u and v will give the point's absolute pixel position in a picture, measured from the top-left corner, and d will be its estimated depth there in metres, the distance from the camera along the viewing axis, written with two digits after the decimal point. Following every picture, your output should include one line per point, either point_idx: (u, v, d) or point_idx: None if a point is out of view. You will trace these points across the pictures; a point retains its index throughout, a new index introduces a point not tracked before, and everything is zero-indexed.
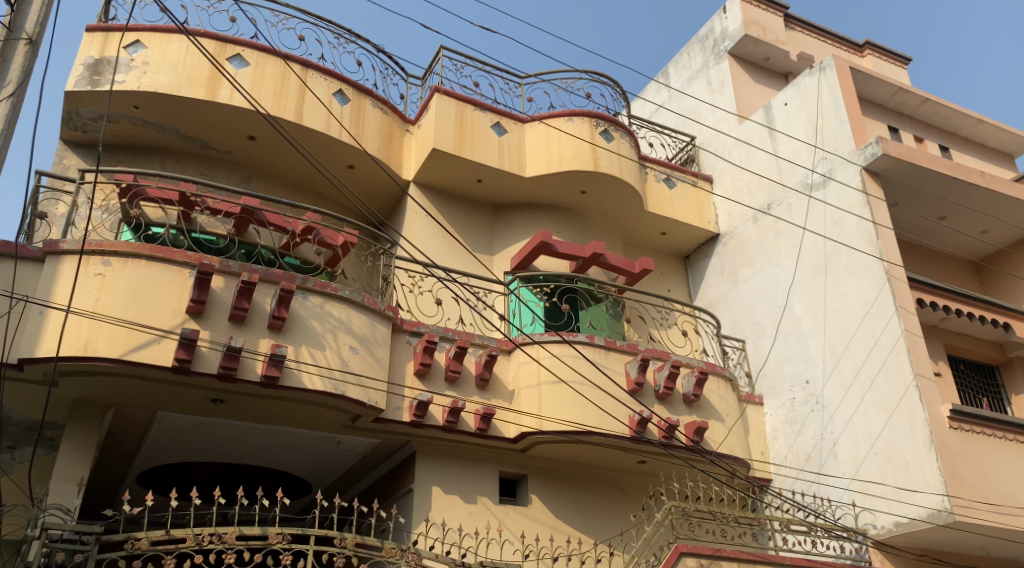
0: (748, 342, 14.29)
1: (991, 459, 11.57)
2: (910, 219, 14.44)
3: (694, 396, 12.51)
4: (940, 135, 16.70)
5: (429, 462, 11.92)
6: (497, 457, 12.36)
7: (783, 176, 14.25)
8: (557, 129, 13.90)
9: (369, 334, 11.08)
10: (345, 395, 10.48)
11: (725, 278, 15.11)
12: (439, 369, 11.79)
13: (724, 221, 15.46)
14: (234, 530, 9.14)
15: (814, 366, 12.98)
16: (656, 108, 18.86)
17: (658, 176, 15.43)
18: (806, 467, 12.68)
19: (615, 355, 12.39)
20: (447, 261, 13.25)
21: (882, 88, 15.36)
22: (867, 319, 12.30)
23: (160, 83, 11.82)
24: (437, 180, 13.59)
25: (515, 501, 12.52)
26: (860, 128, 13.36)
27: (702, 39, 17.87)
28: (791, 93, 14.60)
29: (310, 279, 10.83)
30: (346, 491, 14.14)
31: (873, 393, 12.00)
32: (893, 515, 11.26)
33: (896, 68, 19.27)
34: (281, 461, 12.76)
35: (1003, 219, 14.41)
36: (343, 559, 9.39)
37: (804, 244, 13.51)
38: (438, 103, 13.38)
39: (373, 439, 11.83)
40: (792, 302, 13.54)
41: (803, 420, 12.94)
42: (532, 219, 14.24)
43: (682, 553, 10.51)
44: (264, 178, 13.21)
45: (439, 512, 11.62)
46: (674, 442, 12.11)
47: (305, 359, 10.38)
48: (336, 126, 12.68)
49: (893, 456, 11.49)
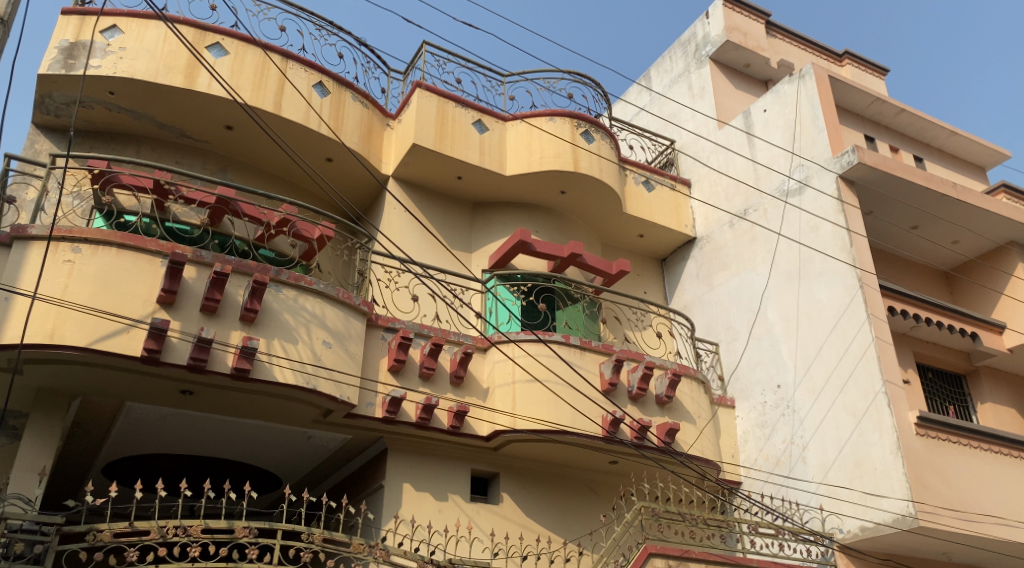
0: (721, 345, 14.40)
1: (955, 466, 11.76)
2: (884, 228, 14.63)
3: (667, 398, 12.58)
4: (915, 146, 16.94)
5: (401, 459, 11.88)
6: (470, 455, 12.34)
7: (760, 181, 14.38)
8: (538, 128, 13.89)
9: (343, 329, 11.01)
10: (316, 389, 10.40)
11: (701, 281, 15.21)
12: (413, 365, 11.75)
13: (701, 225, 15.57)
14: (199, 523, 9.00)
15: (785, 371, 13.12)
16: (636, 111, 18.93)
17: (637, 179, 15.49)
18: (776, 471, 12.84)
19: (590, 355, 12.42)
20: (424, 258, 13.20)
21: (859, 97, 15.55)
22: (839, 325, 12.44)
23: (136, 69, 11.65)
24: (416, 175, 13.53)
25: (486, 499, 12.51)
26: (836, 136, 13.49)
27: (684, 44, 17.96)
28: (770, 100, 14.72)
29: (284, 272, 10.72)
30: (315, 486, 14.05)
31: (843, 398, 12.14)
32: (860, 519, 11.43)
33: (874, 78, 19.52)
34: (250, 454, 12.63)
35: (973, 231, 14.65)
36: (310, 554, 9.28)
37: (779, 249, 13.65)
38: (419, 99, 13.31)
39: (345, 434, 11.76)
40: (765, 307, 13.68)
41: (774, 424, 13.08)
42: (511, 218, 14.23)
43: (651, 554, 10.56)
44: (240, 168, 13.07)
45: (409, 509, 11.58)
46: (646, 443, 12.16)
47: (277, 352, 10.29)
48: (315, 118, 12.57)
49: (861, 462, 11.65)
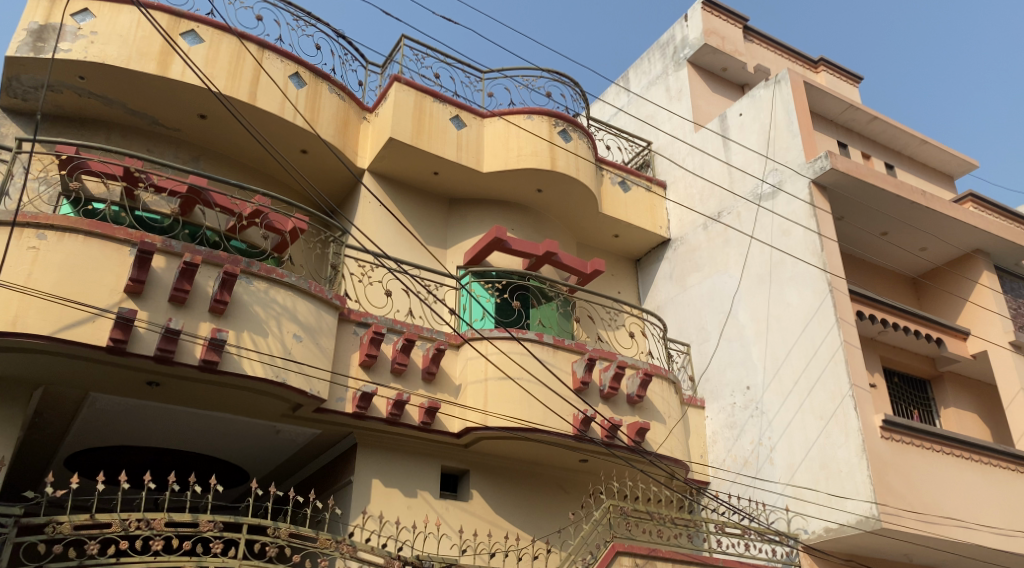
0: (692, 346, 14.51)
1: (919, 469, 11.96)
2: (855, 234, 14.84)
3: (638, 397, 12.65)
4: (886, 153, 17.18)
5: (371, 454, 11.82)
6: (440, 451, 12.31)
7: (734, 185, 14.51)
8: (516, 126, 13.88)
9: (314, 323, 10.91)
10: (286, 383, 10.31)
11: (674, 282, 15.32)
12: (385, 361, 11.69)
13: (676, 227, 15.67)
14: (163, 516, 8.82)
15: (755, 373, 13.25)
16: (614, 112, 19.00)
17: (613, 179, 15.54)
18: (743, 471, 12.99)
19: (563, 354, 12.43)
20: (399, 253, 13.14)
21: (833, 104, 15.74)
22: (809, 328, 12.58)
23: (108, 55, 11.43)
24: (392, 170, 13.46)
25: (456, 496, 12.51)
26: (810, 141, 13.63)
27: (663, 46, 18.04)
28: (746, 104, 14.85)
29: (255, 264, 10.60)
30: (283, 480, 13.94)
31: (811, 401, 12.29)
32: (824, 520, 11.58)
33: (848, 86, 19.77)
34: (216, 448, 12.49)
35: (941, 238, 14.90)
36: (275, 549, 9.14)
37: (751, 252, 13.80)
38: (396, 93, 13.24)
39: (314, 429, 11.67)
40: (736, 309, 13.81)
41: (742, 425, 13.22)
42: (486, 215, 14.21)
43: (618, 553, 10.61)
44: (213, 158, 12.90)
45: (378, 505, 11.52)
46: (616, 442, 12.22)
47: (246, 344, 10.18)
48: (291, 110, 12.45)
49: (827, 464, 11.80)
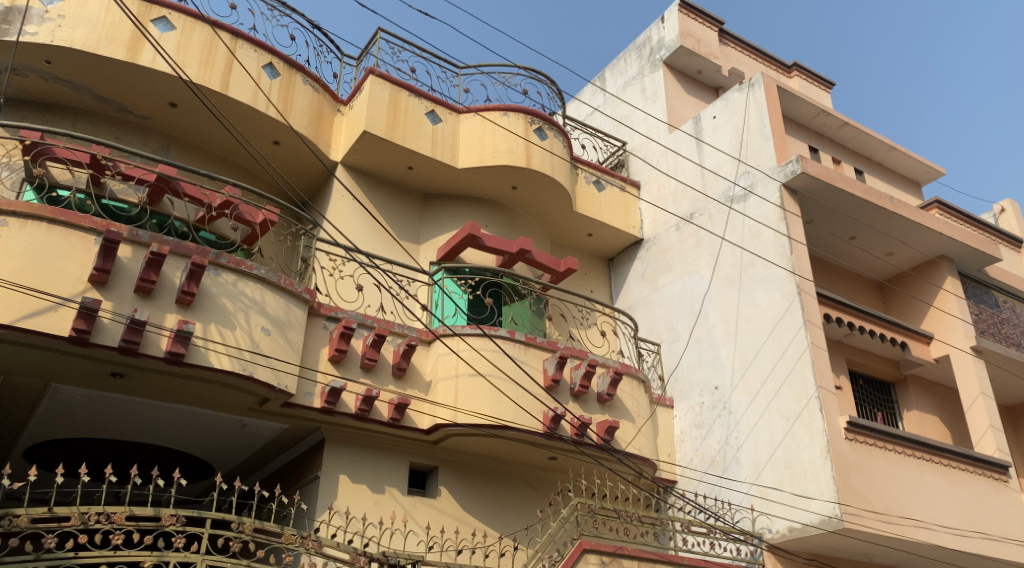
0: (662, 346, 14.62)
1: (881, 470, 12.15)
2: (823, 238, 15.04)
3: (608, 396, 12.70)
4: (856, 158, 17.43)
5: (339, 450, 11.74)
6: (409, 448, 12.26)
7: (707, 187, 14.64)
8: (492, 122, 13.86)
9: (283, 317, 10.80)
10: (253, 377, 10.20)
11: (646, 282, 15.41)
12: (355, 356, 11.62)
13: (649, 227, 15.76)
14: (124, 510, 8.65)
15: (723, 373, 13.38)
16: (590, 111, 19.04)
17: (588, 178, 15.57)
18: (710, 471, 13.13)
19: (534, 351, 12.44)
20: (371, 247, 13.06)
21: (805, 109, 15.92)
22: (776, 330, 12.71)
23: (76, 39, 11.20)
24: (367, 163, 13.36)
25: (424, 492, 12.47)
26: (782, 145, 13.78)
27: (639, 47, 18.11)
28: (720, 106, 14.97)
29: (224, 256, 10.46)
30: (248, 475, 13.79)
31: (777, 401, 12.43)
32: (788, 520, 11.74)
33: (820, 91, 20.02)
34: (181, 441, 12.32)
35: (908, 244, 15.14)
36: (239, 544, 8.99)
37: (722, 254, 13.93)
38: (372, 86, 13.14)
39: (281, 424, 11.56)
40: (706, 310, 13.94)
41: (710, 425, 13.34)
42: (460, 211, 14.17)
43: (585, 551, 10.63)
44: (183, 147, 12.70)
45: (345, 501, 11.44)
46: (586, 440, 12.25)
47: (213, 337, 10.04)
48: (263, 100, 12.30)
49: (792, 464, 11.95)
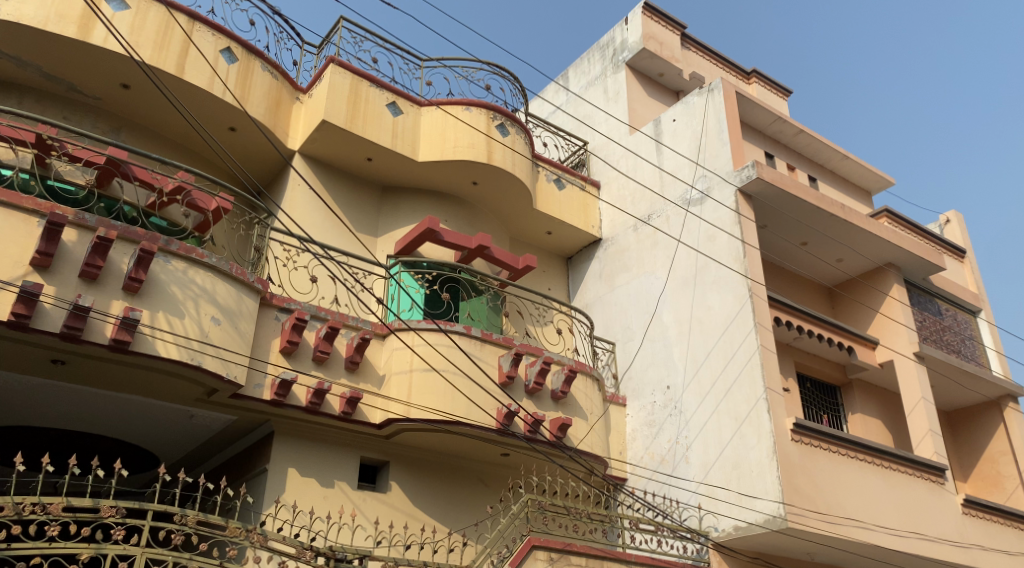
0: (617, 345, 14.74)
1: (826, 471, 12.41)
2: (776, 243, 15.32)
3: (562, 393, 12.75)
4: (810, 166, 17.78)
5: (288, 443, 11.58)
6: (360, 442, 12.16)
7: (665, 189, 14.80)
8: (453, 116, 13.78)
9: (234, 306, 10.59)
10: (201, 366, 9.98)
11: (603, 281, 15.52)
12: (307, 348, 11.46)
13: (607, 227, 15.87)
14: (61, 500, 8.30)
15: (675, 373, 13.54)
16: (552, 110, 19.07)
17: (549, 176, 15.59)
18: (660, 469, 13.29)
19: (490, 348, 12.42)
20: (327, 239, 12.91)
21: (763, 115, 16.18)
22: (728, 332, 12.90)
23: (24, 14, 10.82)
24: (326, 153, 13.19)
25: (374, 487, 12.37)
26: (738, 150, 13.98)
27: (603, 47, 18.20)
28: (680, 110, 15.12)
29: (174, 242, 10.21)
30: (193, 467, 13.50)
31: (727, 402, 12.61)
32: (734, 519, 11.93)
33: (778, 99, 20.37)
34: (124, 431, 12.02)
35: (858, 251, 15.50)
36: (182, 538, 8.73)
37: (677, 255, 14.10)
38: (332, 75, 12.98)
39: (229, 415, 11.36)
40: (661, 310, 14.09)
41: (661, 423, 13.51)
42: (419, 205, 14.07)
43: (534, 547, 10.56)
44: (135, 130, 12.37)
45: (293, 494, 11.29)
46: (538, 437, 12.28)
47: (161, 325, 9.80)
48: (220, 86, 12.04)
49: (739, 464, 12.15)
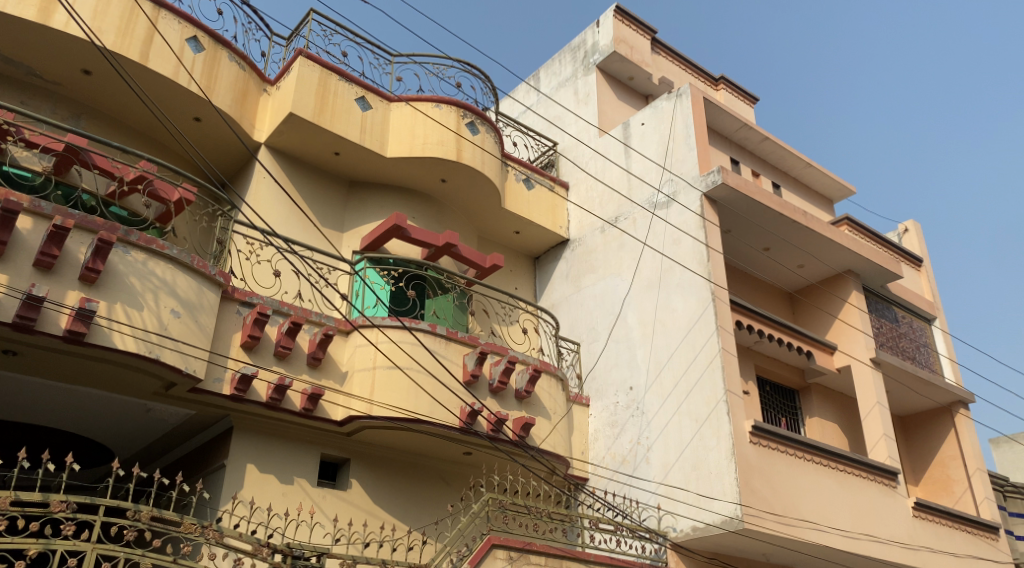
0: (582, 345, 14.81)
1: (783, 473, 12.60)
2: (740, 248, 15.53)
3: (526, 393, 12.78)
4: (774, 173, 18.05)
5: (247, 438, 11.44)
6: (321, 439, 12.05)
7: (632, 192, 14.91)
8: (423, 113, 13.73)
9: (194, 299, 10.41)
10: (160, 360, 9.80)
11: (569, 282, 15.58)
12: (269, 343, 11.33)
13: (574, 228, 15.94)
14: (8, 494, 8.07)
15: (638, 374, 13.65)
16: (522, 110, 19.09)
17: (518, 176, 15.60)
18: (621, 469, 13.39)
19: (455, 346, 12.38)
20: (292, 233, 12.77)
21: (729, 121, 16.38)
22: (690, 335, 13.03)
23: None
24: (293, 147, 13.05)
25: (334, 484, 12.27)
26: (705, 155, 14.12)
27: (574, 49, 18.26)
28: (648, 114, 15.24)
29: (134, 233, 10.02)
30: (148, 462, 13.24)
31: (687, 404, 12.75)
32: (692, 519, 12.07)
33: (745, 105, 20.64)
34: (78, 425, 11.75)
35: (818, 258, 15.78)
36: (135, 534, 8.51)
37: (643, 258, 14.23)
38: (301, 68, 12.84)
39: (187, 410, 11.18)
40: (626, 312, 14.20)
41: (623, 424, 13.61)
42: (387, 201, 13.99)
43: (493, 545, 10.54)
44: (96, 117, 12.09)
45: (251, 491, 11.15)
46: (501, 436, 12.27)
47: (118, 317, 9.60)
48: (185, 75, 11.84)
49: (698, 465, 12.29)
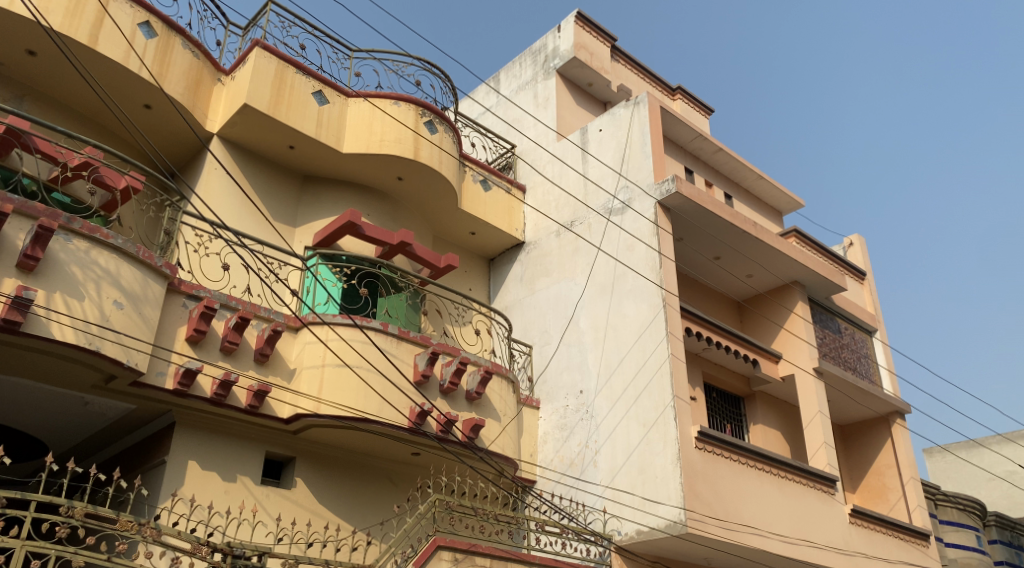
0: (534, 348, 14.85)
1: (727, 479, 12.77)
2: (691, 256, 15.76)
3: (476, 394, 12.76)
4: (727, 184, 18.35)
5: (188, 435, 11.18)
6: (266, 437, 11.86)
7: (588, 197, 15.02)
8: (381, 110, 13.62)
9: (138, 291, 10.14)
10: (99, 352, 9.50)
11: (523, 285, 15.61)
12: (215, 338, 11.11)
13: (529, 231, 15.98)
14: None
15: (588, 377, 13.76)
16: (482, 111, 19.08)
17: (475, 177, 15.57)
18: (568, 472, 13.46)
19: (406, 346, 12.28)
20: (243, 227, 12.55)
21: (685, 131, 16.59)
22: (641, 340, 13.16)
23: None
24: (246, 138, 12.82)
25: (278, 483, 12.07)
26: (660, 164, 14.28)
27: (534, 52, 18.29)
28: (606, 120, 15.36)
29: (77, 221, 9.73)
30: (84, 457, 12.83)
31: (636, 409, 12.87)
32: (637, 523, 12.19)
33: (700, 116, 20.95)
34: (12, 417, 11.34)
35: (767, 268, 16.09)
36: (67, 531, 8.19)
37: (597, 263, 14.33)
38: (257, 58, 12.62)
39: (127, 404, 10.88)
40: (578, 315, 14.29)
41: (572, 427, 13.68)
42: (341, 198, 13.83)
43: (438, 547, 10.46)
44: (40, 99, 11.69)
45: (191, 488, 10.90)
46: (451, 437, 12.22)
47: (57, 307, 9.29)
48: (136, 61, 11.54)
49: (645, 469, 12.41)
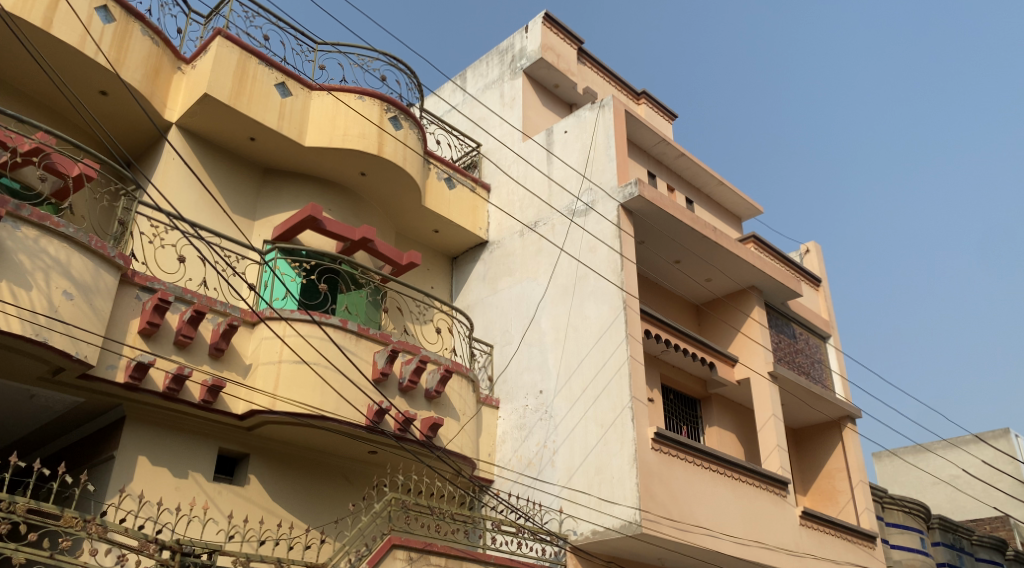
0: (495, 347, 14.84)
1: (682, 480, 12.89)
2: (652, 259, 15.90)
3: (436, 393, 12.71)
4: (688, 188, 18.53)
5: (139, 430, 10.92)
6: (220, 433, 11.66)
7: (552, 198, 15.06)
8: (345, 104, 13.46)
9: (89, 282, 9.88)
10: (47, 344, 9.23)
11: (485, 284, 15.59)
12: (169, 331, 10.89)
13: (493, 230, 15.96)
14: None
15: (548, 378, 13.79)
16: (448, 109, 19.01)
17: (439, 174, 15.50)
18: (526, 472, 13.47)
19: (365, 343, 12.16)
20: (201, 219, 12.32)
21: (648, 135, 16.72)
22: (601, 341, 13.22)
23: None
24: (207, 129, 12.59)
25: (231, 480, 11.88)
26: (623, 166, 14.35)
27: (501, 52, 18.26)
28: (572, 122, 15.40)
29: (26, 208, 9.42)
30: (27, 452, 12.44)
31: (594, 410, 12.93)
32: (592, 523, 12.24)
33: (663, 121, 21.13)
34: None
35: (726, 273, 16.30)
36: (7, 527, 7.89)
37: (559, 264, 14.37)
38: (219, 48, 12.39)
39: (76, 397, 10.59)
40: (539, 316, 14.32)
41: (531, 427, 13.70)
42: (303, 192, 13.66)
43: (393, 546, 10.36)
44: None
45: (141, 484, 10.65)
46: (408, 436, 12.14)
47: (4, 297, 8.99)
48: (92, 46, 11.23)
49: (602, 469, 12.47)
